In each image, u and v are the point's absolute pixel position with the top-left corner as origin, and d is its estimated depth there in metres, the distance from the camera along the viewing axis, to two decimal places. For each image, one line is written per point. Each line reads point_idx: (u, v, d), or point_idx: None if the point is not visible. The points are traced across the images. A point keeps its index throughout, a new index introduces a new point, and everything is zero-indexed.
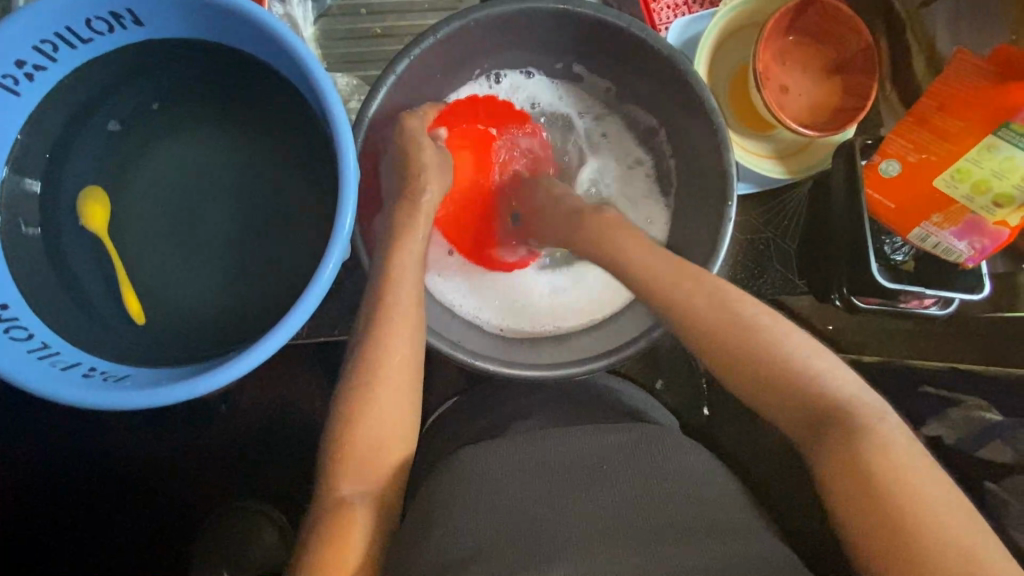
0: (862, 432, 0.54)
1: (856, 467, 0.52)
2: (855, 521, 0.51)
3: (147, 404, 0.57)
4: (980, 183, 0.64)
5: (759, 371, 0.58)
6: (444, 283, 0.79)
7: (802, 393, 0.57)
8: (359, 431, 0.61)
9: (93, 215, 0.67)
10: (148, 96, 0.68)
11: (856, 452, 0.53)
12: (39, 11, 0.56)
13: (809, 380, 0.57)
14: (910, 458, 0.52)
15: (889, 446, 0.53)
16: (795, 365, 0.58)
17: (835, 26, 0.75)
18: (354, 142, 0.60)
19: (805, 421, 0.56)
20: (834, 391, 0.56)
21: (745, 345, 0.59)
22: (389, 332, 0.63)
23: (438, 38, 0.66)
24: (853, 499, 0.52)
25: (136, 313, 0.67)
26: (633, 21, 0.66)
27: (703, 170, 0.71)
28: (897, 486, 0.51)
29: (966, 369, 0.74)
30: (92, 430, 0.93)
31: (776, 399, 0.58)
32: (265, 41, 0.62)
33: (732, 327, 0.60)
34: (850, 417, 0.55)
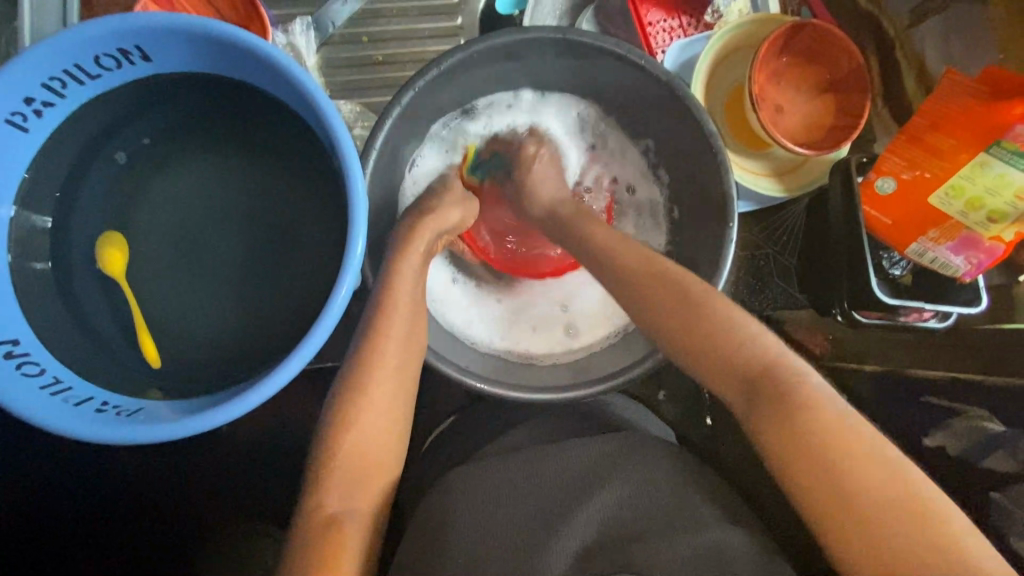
0: (799, 393, 0.57)
1: (800, 433, 0.55)
2: (799, 484, 0.54)
3: (162, 439, 0.57)
4: (973, 200, 0.65)
5: (700, 346, 0.62)
6: (458, 306, 0.80)
7: (744, 363, 0.60)
8: (351, 436, 0.61)
9: (112, 261, 0.67)
10: (136, 128, 0.68)
11: (793, 423, 0.55)
12: (48, 51, 0.56)
13: (744, 346, 0.60)
14: (839, 419, 0.55)
15: (831, 407, 0.56)
16: (738, 337, 0.61)
17: (826, 46, 0.77)
18: (362, 173, 0.60)
19: (743, 392, 0.59)
20: (771, 360, 0.60)
21: (700, 325, 0.62)
22: (381, 346, 0.64)
23: (441, 69, 0.67)
24: (795, 465, 0.55)
25: (152, 357, 0.67)
26: (632, 48, 0.68)
27: (704, 187, 0.72)
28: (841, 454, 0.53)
29: (966, 378, 0.75)
30: (97, 459, 0.93)
31: (724, 374, 0.61)
32: (273, 75, 0.63)
33: (681, 308, 0.63)
34: (783, 379, 0.58)
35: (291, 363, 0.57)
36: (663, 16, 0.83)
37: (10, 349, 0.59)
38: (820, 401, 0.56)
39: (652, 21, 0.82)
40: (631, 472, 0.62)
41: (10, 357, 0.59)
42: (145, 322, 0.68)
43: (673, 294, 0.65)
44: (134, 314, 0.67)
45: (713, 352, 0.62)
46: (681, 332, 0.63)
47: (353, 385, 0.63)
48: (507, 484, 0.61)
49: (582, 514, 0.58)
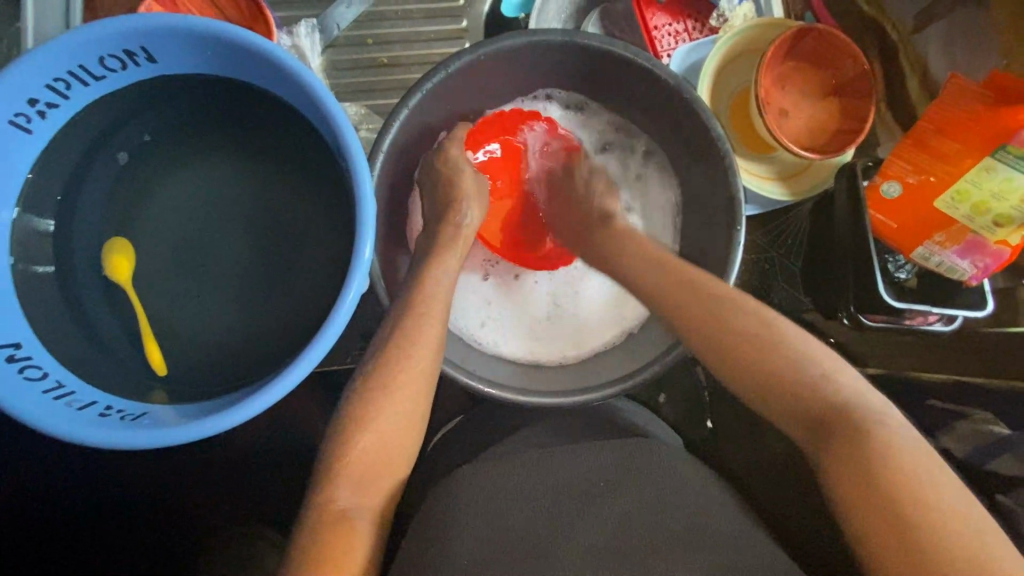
0: (876, 436, 0.55)
1: (871, 472, 0.53)
2: (870, 525, 0.51)
3: (167, 443, 0.56)
4: (979, 204, 0.65)
5: (765, 375, 0.62)
6: (470, 313, 0.80)
7: (813, 402, 0.59)
8: (369, 442, 0.61)
9: (119, 267, 0.66)
10: (137, 127, 0.67)
11: (866, 464, 0.53)
12: (53, 50, 0.56)
13: (817, 382, 0.60)
14: (916, 464, 0.53)
15: (909, 452, 0.54)
16: (811, 374, 0.60)
17: (830, 51, 0.77)
18: (370, 176, 0.60)
19: (811, 430, 0.59)
20: (847, 400, 0.58)
21: (765, 358, 0.62)
22: (408, 349, 0.63)
23: (450, 71, 0.67)
24: (860, 504, 0.52)
25: (158, 365, 0.66)
26: (640, 51, 0.68)
27: (710, 192, 0.72)
28: (908, 488, 0.51)
29: (971, 381, 0.76)
30: (97, 462, 0.92)
31: (790, 410, 0.60)
32: (281, 78, 0.62)
33: (747, 338, 0.63)
34: (860, 422, 0.56)
35: (298, 366, 0.56)
36: (668, 20, 0.83)
37: (12, 352, 0.59)
38: (897, 445, 0.54)
39: (657, 25, 0.83)
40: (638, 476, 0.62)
41: (13, 361, 0.58)
42: (149, 328, 0.67)
43: (739, 324, 0.64)
44: (141, 322, 0.67)
45: (790, 384, 0.60)
46: (745, 361, 0.62)
47: (372, 384, 0.62)
48: (514, 489, 0.61)
49: (593, 519, 0.58)
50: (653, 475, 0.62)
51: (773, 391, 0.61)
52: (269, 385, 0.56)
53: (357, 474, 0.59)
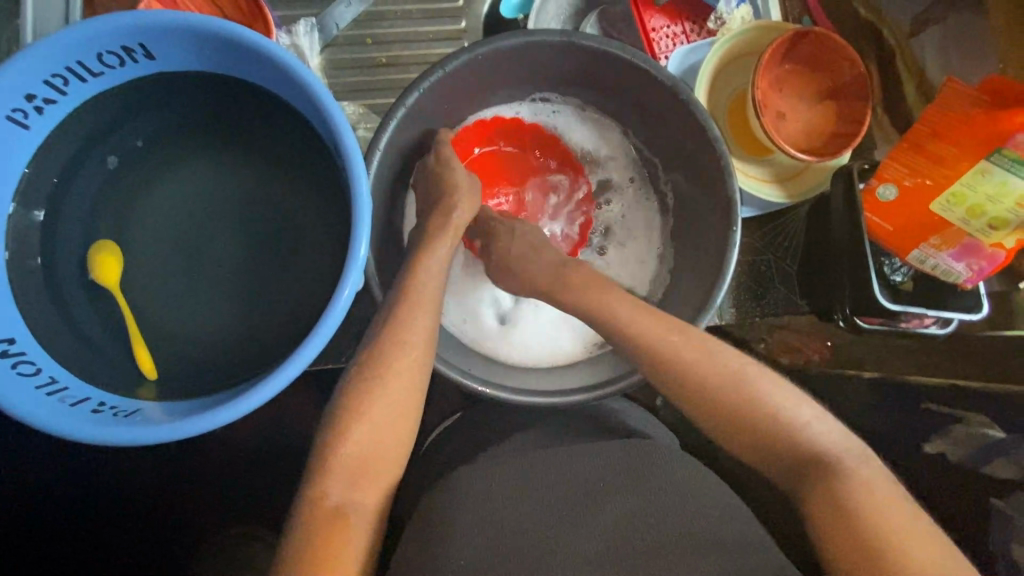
0: (863, 486, 0.56)
1: (859, 523, 0.53)
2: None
3: (161, 440, 0.56)
4: (974, 207, 0.66)
5: (750, 419, 0.62)
6: (463, 318, 0.80)
7: (798, 448, 0.60)
8: (365, 438, 0.60)
9: (105, 271, 0.65)
10: (130, 133, 0.67)
11: (853, 514, 0.54)
12: (50, 46, 0.56)
13: (803, 431, 0.60)
14: (901, 517, 0.54)
15: (896, 503, 0.55)
16: (799, 420, 0.61)
17: (827, 54, 0.78)
18: (366, 174, 0.60)
19: (796, 477, 0.59)
20: (833, 448, 0.59)
21: (752, 404, 0.62)
22: (405, 346, 0.63)
23: (447, 71, 0.67)
24: (847, 556, 0.53)
25: (148, 368, 0.65)
26: (637, 52, 0.68)
27: (707, 193, 0.72)
28: (878, 525, 0.53)
29: (967, 386, 0.74)
30: (91, 460, 0.91)
31: (776, 455, 0.61)
32: (278, 75, 0.62)
33: (736, 382, 0.63)
34: (847, 470, 0.57)
35: (292, 364, 0.56)
36: (666, 22, 0.83)
37: (6, 347, 0.59)
38: (883, 497, 0.55)
39: (656, 26, 0.83)
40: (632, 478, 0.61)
41: (7, 355, 0.58)
42: (138, 327, 0.66)
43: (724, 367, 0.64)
44: (130, 327, 0.66)
45: (776, 429, 0.61)
46: (724, 405, 0.62)
47: (367, 380, 0.62)
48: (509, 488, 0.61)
49: (588, 522, 0.58)
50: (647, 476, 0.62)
51: (749, 434, 0.62)
52: (263, 381, 0.56)
53: (350, 470, 0.58)
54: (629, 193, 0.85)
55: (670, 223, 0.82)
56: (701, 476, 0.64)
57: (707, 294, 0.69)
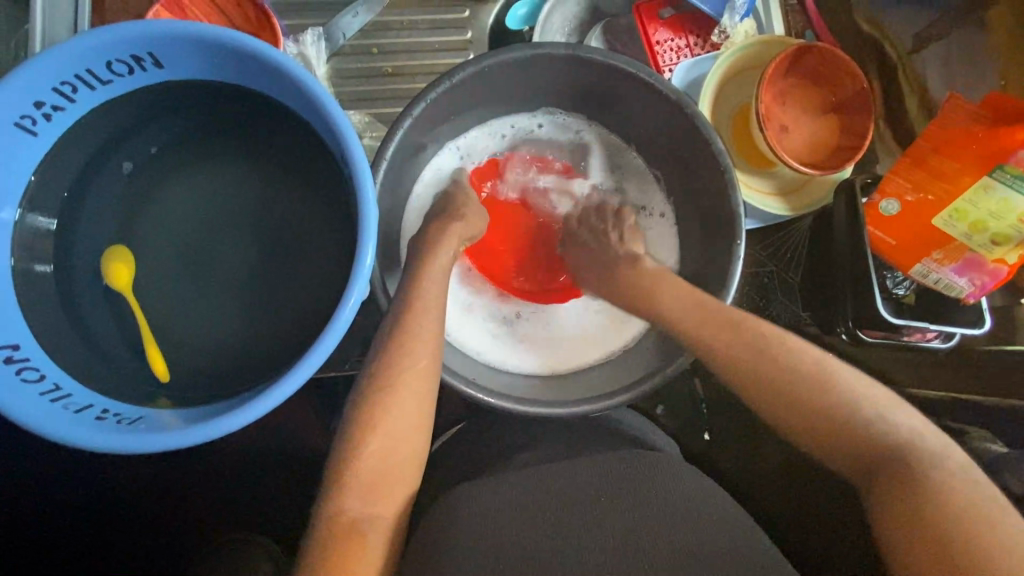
0: (931, 472, 0.55)
1: (925, 507, 0.53)
2: (918, 555, 0.52)
3: (166, 448, 0.56)
4: (977, 223, 0.66)
5: (808, 403, 0.62)
6: (474, 333, 0.79)
7: (862, 432, 0.60)
8: (377, 453, 0.60)
9: (118, 274, 0.66)
10: (143, 140, 0.68)
11: (919, 497, 0.54)
12: (60, 54, 0.56)
13: (867, 413, 0.60)
14: (974, 502, 0.53)
15: (969, 489, 0.54)
16: (863, 405, 0.61)
17: (830, 69, 0.78)
18: (373, 184, 0.60)
19: (856, 461, 0.59)
20: (899, 434, 0.59)
21: (815, 384, 0.62)
22: (409, 356, 0.63)
23: (454, 82, 0.68)
24: (911, 536, 0.53)
25: (161, 371, 0.66)
26: (642, 66, 0.69)
27: (711, 206, 0.73)
28: (975, 539, 0.50)
29: (968, 399, 0.77)
30: (91, 466, 0.91)
31: (831, 439, 0.61)
32: (286, 85, 0.63)
33: (799, 363, 0.63)
34: (915, 455, 0.57)
35: (297, 373, 0.56)
36: (670, 35, 0.84)
37: (10, 354, 0.59)
38: (954, 483, 0.54)
39: (660, 39, 0.83)
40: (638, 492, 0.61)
41: (11, 362, 0.58)
42: (150, 330, 0.67)
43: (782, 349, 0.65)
44: (143, 330, 0.66)
45: (838, 411, 0.61)
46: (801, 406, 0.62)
47: (375, 391, 0.62)
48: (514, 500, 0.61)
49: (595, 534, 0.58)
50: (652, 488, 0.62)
51: (834, 437, 0.60)
52: (267, 390, 0.56)
53: (363, 481, 0.58)
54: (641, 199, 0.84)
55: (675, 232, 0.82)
56: (706, 488, 0.64)
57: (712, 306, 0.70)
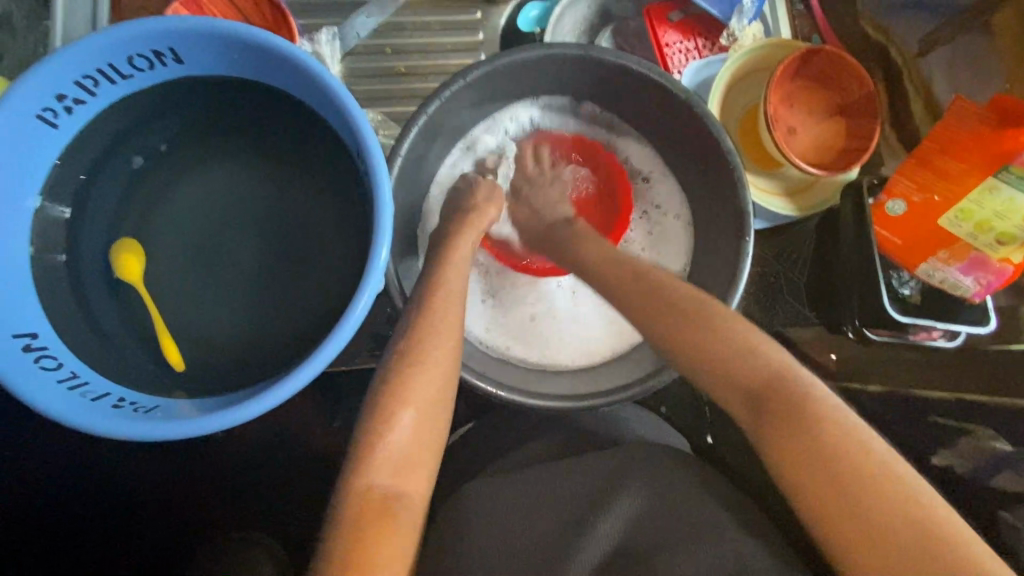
0: (807, 409, 0.56)
1: (811, 447, 0.55)
2: (811, 497, 0.54)
3: (182, 435, 0.57)
4: (982, 223, 0.67)
5: (707, 356, 0.62)
6: (490, 331, 0.81)
7: (748, 377, 0.60)
8: (396, 442, 0.59)
9: (128, 268, 0.67)
10: (154, 137, 0.69)
11: (804, 439, 0.55)
12: (83, 48, 0.57)
13: (757, 360, 0.61)
14: (850, 434, 0.55)
15: (840, 419, 0.56)
16: (749, 348, 0.61)
17: (838, 72, 0.80)
18: (389, 179, 0.61)
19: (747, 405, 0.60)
20: (778, 373, 0.59)
21: (710, 338, 0.62)
22: (427, 346, 0.63)
23: (468, 81, 0.69)
24: (806, 482, 0.54)
25: (175, 360, 0.66)
26: (653, 66, 0.70)
27: (719, 205, 0.74)
28: (882, 485, 0.52)
29: (970, 399, 0.74)
30: (97, 455, 0.92)
31: (729, 388, 0.61)
32: (304, 80, 0.64)
33: (693, 322, 0.64)
34: (793, 394, 0.58)
35: (314, 362, 0.57)
36: (680, 38, 0.85)
37: (29, 341, 0.59)
38: (830, 418, 0.56)
39: (670, 42, 0.85)
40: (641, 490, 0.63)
41: (29, 350, 0.59)
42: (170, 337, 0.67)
43: (677, 309, 0.65)
44: (156, 320, 0.67)
45: (727, 360, 0.61)
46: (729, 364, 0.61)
47: (393, 379, 0.61)
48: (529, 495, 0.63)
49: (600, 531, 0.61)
50: (655, 483, 0.64)
51: (764, 390, 0.59)
52: (285, 379, 0.57)
53: (380, 475, 0.58)
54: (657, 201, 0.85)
55: (688, 234, 0.82)
56: (711, 485, 0.65)
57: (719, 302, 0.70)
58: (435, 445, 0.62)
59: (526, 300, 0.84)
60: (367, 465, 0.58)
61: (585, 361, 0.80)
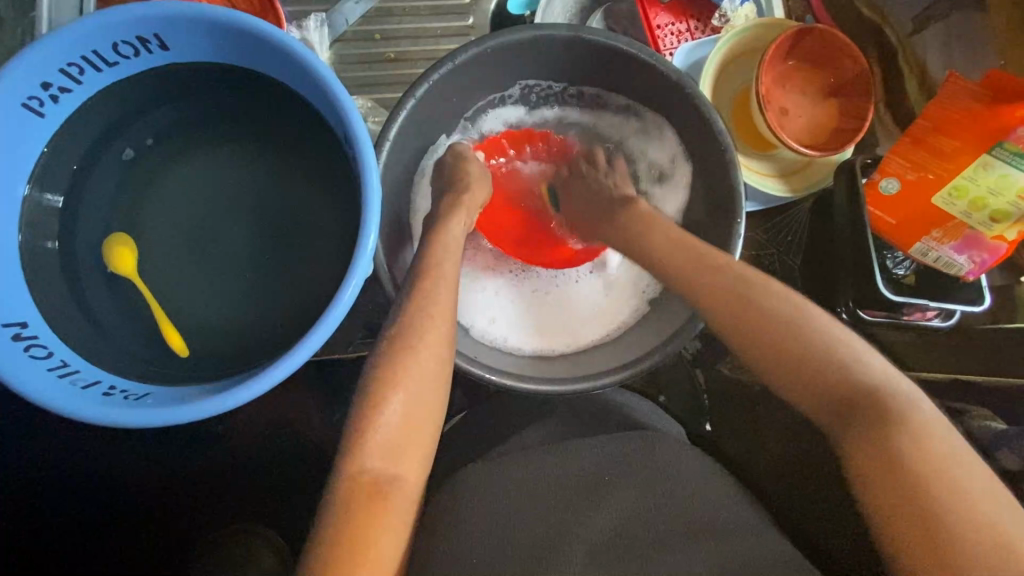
0: (886, 412, 0.58)
1: (889, 452, 0.56)
2: (880, 495, 0.55)
3: (171, 422, 0.57)
4: (977, 200, 0.67)
5: (777, 348, 0.64)
6: (478, 324, 0.78)
7: (823, 376, 0.62)
8: (386, 429, 0.59)
9: (121, 260, 0.67)
10: (141, 131, 0.69)
11: (878, 438, 0.57)
12: (66, 35, 0.57)
13: (834, 358, 0.62)
14: (928, 441, 0.56)
15: (918, 426, 0.57)
16: (822, 347, 0.62)
17: (831, 51, 0.79)
18: (378, 164, 0.61)
19: (821, 398, 0.62)
20: (855, 376, 0.61)
21: (790, 330, 0.64)
22: (419, 332, 0.62)
23: (457, 63, 0.68)
24: (877, 479, 0.56)
25: (179, 347, 0.66)
26: (643, 47, 0.69)
27: (712, 187, 0.73)
28: (941, 474, 0.54)
29: (968, 379, 0.77)
30: (99, 445, 0.93)
31: (789, 375, 0.64)
32: (290, 65, 0.63)
33: (768, 314, 0.65)
34: (870, 398, 0.59)
35: (303, 346, 0.57)
36: (671, 19, 0.85)
37: (18, 331, 0.59)
38: (909, 421, 0.57)
39: (660, 23, 0.84)
40: (641, 476, 0.64)
41: (19, 339, 0.59)
42: (171, 323, 0.67)
43: (747, 305, 0.65)
44: (157, 312, 0.67)
45: (800, 354, 0.63)
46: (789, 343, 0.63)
47: (384, 364, 0.61)
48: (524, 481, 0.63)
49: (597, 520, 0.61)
50: (650, 471, 0.64)
51: (862, 415, 0.59)
52: (273, 366, 0.57)
53: (370, 460, 0.58)
54: (649, 176, 0.83)
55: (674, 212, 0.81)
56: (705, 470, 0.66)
57: None
58: (428, 433, 0.62)
59: (508, 284, 0.84)
60: (358, 452, 0.58)
61: (580, 343, 0.78)
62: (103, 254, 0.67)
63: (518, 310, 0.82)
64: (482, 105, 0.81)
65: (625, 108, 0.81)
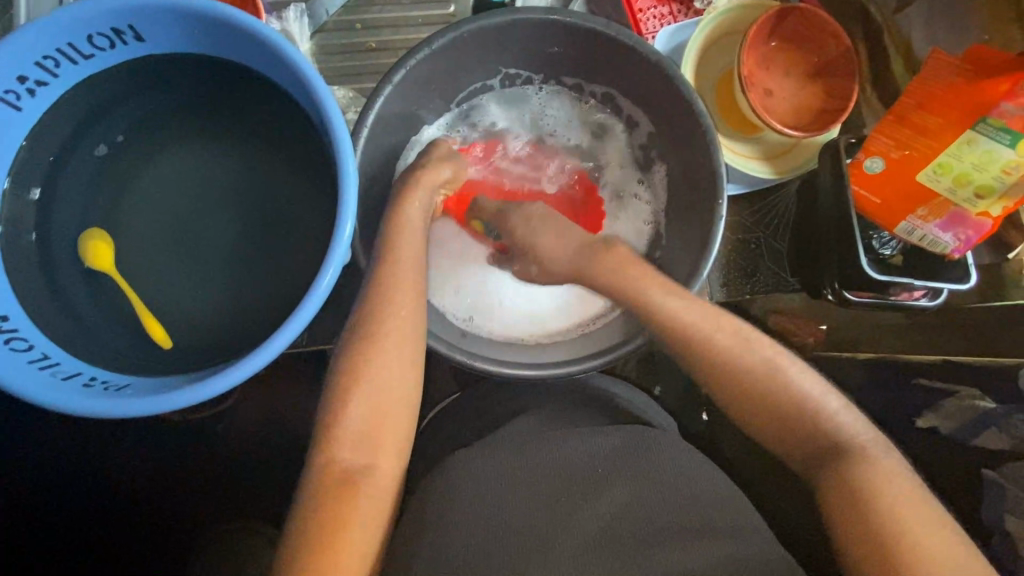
0: (855, 450, 0.59)
1: (860, 488, 0.56)
2: (852, 530, 0.55)
3: (149, 412, 0.57)
4: (961, 176, 0.66)
5: (748, 381, 0.64)
6: (456, 308, 0.79)
7: (792, 410, 0.62)
8: (360, 416, 0.59)
9: (97, 257, 0.66)
10: (114, 127, 0.68)
11: (849, 474, 0.57)
12: (39, 28, 0.57)
13: (799, 393, 0.63)
14: (895, 477, 0.56)
15: (885, 462, 0.58)
16: (788, 380, 0.63)
17: (814, 31, 0.78)
18: (353, 151, 0.61)
19: (787, 433, 0.63)
20: (821, 412, 0.62)
21: (756, 364, 0.64)
22: (389, 322, 0.63)
23: (433, 49, 0.68)
24: (848, 515, 0.56)
25: (162, 339, 0.67)
26: (621, 29, 0.69)
27: (693, 171, 0.73)
28: (881, 504, 0.55)
29: (959, 360, 0.75)
30: (89, 442, 0.93)
31: (753, 398, 0.64)
32: (265, 53, 0.63)
33: (737, 347, 0.65)
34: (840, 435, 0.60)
35: (283, 332, 0.56)
36: (653, 3, 0.84)
37: None
38: (876, 458, 0.58)
39: (643, 8, 0.84)
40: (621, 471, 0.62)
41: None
42: (153, 318, 0.67)
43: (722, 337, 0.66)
44: (137, 304, 0.67)
45: (769, 388, 0.63)
46: (744, 378, 0.63)
47: (356, 353, 0.61)
48: (506, 470, 0.62)
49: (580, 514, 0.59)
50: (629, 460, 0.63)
51: (831, 451, 0.60)
52: (249, 355, 0.56)
53: (343, 448, 0.58)
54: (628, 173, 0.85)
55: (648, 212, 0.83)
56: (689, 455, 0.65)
57: (696, 264, 0.69)
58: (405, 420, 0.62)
59: (487, 270, 0.82)
60: (335, 442, 0.58)
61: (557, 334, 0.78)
62: (79, 250, 0.67)
63: (495, 296, 0.81)
64: (465, 99, 0.82)
65: (602, 100, 0.82)
